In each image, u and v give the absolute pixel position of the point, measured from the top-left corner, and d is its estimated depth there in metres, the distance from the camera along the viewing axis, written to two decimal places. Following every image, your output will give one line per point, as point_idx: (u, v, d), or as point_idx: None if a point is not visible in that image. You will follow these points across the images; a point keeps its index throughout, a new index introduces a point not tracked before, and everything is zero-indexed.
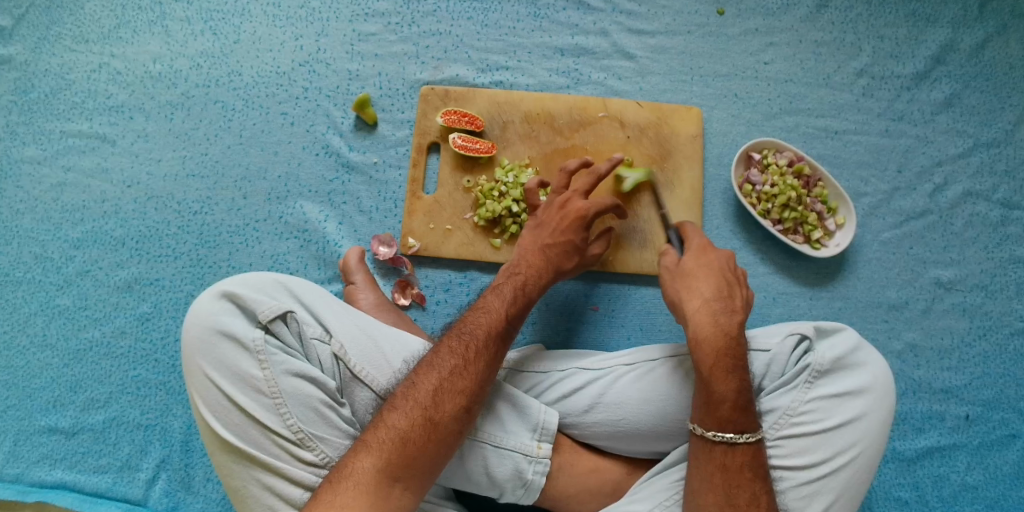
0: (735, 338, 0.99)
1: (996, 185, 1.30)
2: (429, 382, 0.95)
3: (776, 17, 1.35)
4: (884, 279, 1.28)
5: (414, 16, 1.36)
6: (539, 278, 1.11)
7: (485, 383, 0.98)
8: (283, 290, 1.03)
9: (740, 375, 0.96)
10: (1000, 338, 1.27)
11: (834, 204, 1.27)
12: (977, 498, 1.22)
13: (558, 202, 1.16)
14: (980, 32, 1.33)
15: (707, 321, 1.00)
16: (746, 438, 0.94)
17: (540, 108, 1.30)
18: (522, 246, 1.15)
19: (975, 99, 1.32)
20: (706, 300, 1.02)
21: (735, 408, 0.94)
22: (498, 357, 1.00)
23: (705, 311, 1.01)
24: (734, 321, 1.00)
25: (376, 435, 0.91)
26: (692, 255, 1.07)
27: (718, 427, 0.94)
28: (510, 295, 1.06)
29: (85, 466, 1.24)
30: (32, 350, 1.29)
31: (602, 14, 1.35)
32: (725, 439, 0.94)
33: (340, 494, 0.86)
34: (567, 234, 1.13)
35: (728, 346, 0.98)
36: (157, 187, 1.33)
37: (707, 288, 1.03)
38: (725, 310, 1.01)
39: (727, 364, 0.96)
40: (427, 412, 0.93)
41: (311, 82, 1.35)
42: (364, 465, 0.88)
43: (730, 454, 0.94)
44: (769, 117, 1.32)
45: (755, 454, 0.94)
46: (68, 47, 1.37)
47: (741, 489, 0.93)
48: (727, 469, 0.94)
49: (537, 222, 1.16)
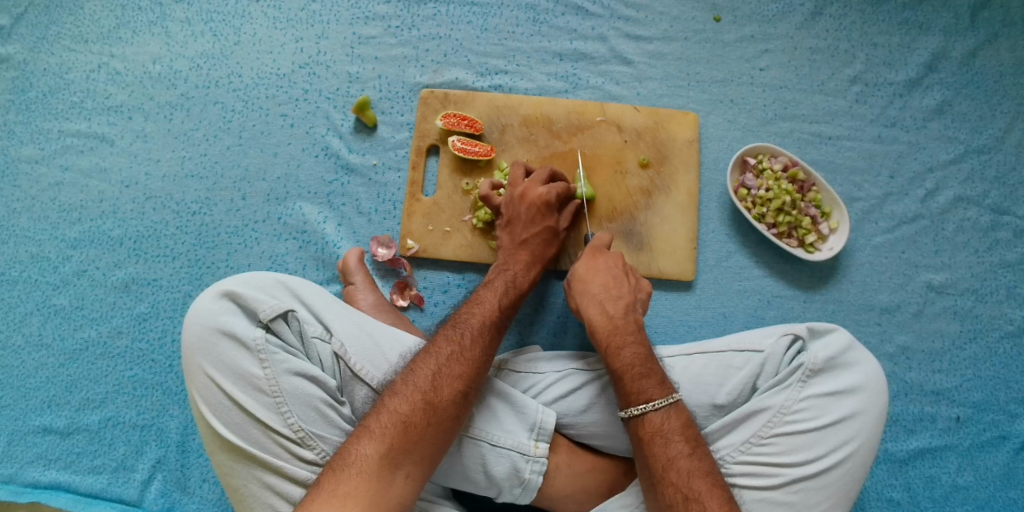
0: (620, 319, 1.08)
1: (986, 191, 1.32)
2: (428, 367, 0.98)
3: (771, 24, 1.37)
4: (876, 282, 1.30)
5: (414, 20, 1.37)
6: (526, 272, 1.15)
7: (482, 369, 1.01)
8: (284, 290, 1.04)
9: (634, 349, 1.05)
10: (991, 341, 1.29)
11: (828, 209, 1.28)
12: (968, 498, 1.24)
13: (518, 194, 1.19)
14: (971, 40, 1.36)
15: (596, 310, 1.10)
16: (652, 404, 0.98)
17: (539, 112, 1.31)
18: (501, 244, 1.20)
19: (966, 106, 1.35)
20: (593, 295, 1.11)
21: (635, 378, 1.01)
22: (494, 344, 1.04)
23: (592, 303, 1.10)
24: (619, 306, 1.10)
25: (379, 421, 0.92)
26: (584, 257, 1.16)
27: (626, 402, 1.00)
28: (501, 288, 1.11)
29: (79, 467, 1.24)
30: (28, 349, 1.28)
31: (600, 20, 1.37)
32: (634, 412, 0.99)
33: (343, 483, 0.87)
34: (539, 223, 1.18)
35: (617, 326, 1.07)
36: (156, 186, 1.33)
37: (597, 285, 1.12)
38: (610, 298, 1.10)
39: (619, 340, 1.06)
40: (427, 395, 0.95)
41: (311, 84, 1.35)
42: (367, 451, 0.89)
43: (641, 425, 0.98)
44: (764, 122, 1.34)
45: (666, 418, 0.97)
46: (67, 46, 1.37)
47: (657, 455, 0.95)
48: (643, 441, 0.97)
49: (507, 220, 1.19)
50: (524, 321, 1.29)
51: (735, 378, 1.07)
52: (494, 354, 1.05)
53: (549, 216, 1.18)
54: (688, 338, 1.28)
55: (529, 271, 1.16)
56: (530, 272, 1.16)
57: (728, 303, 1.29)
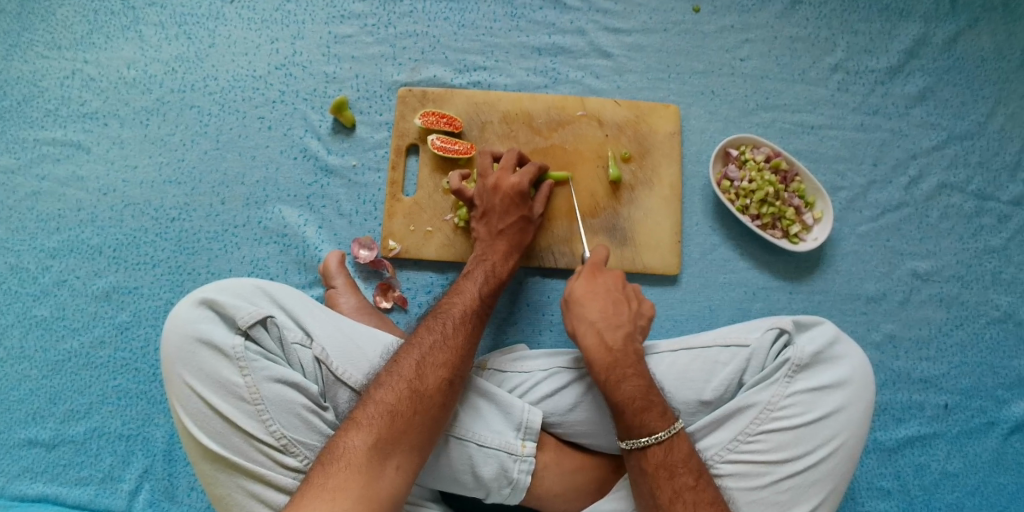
0: (619, 349, 1.04)
1: (970, 177, 1.32)
2: (411, 357, 0.99)
3: (751, 14, 1.35)
4: (862, 272, 1.29)
5: (390, 17, 1.35)
6: (505, 261, 1.16)
7: (467, 356, 1.02)
8: (262, 296, 1.03)
9: (634, 381, 1.02)
10: (977, 327, 1.29)
11: (812, 199, 1.28)
12: (958, 485, 1.24)
13: (490, 185, 1.18)
14: (952, 25, 1.35)
15: (594, 340, 1.05)
16: (655, 438, 0.97)
17: (518, 109, 1.30)
18: (477, 237, 1.20)
19: (948, 91, 1.34)
20: (592, 324, 1.07)
21: (637, 413, 0.99)
22: (477, 332, 1.05)
23: (591, 334, 1.06)
24: (619, 335, 1.06)
25: (366, 412, 0.93)
26: (581, 281, 1.11)
27: (628, 435, 0.99)
28: (481, 277, 1.12)
29: (66, 478, 1.23)
30: (10, 362, 1.27)
31: (578, 13, 1.36)
32: (637, 444, 0.99)
33: (332, 476, 0.87)
34: (514, 213, 1.18)
35: (618, 359, 1.04)
36: (134, 194, 1.31)
37: (595, 310, 1.08)
38: (609, 327, 1.06)
39: (618, 373, 1.02)
40: (412, 384, 0.96)
41: (287, 85, 1.34)
42: (355, 444, 0.90)
43: (644, 458, 0.98)
44: (746, 113, 1.33)
45: (669, 451, 0.98)
46: (40, 54, 1.35)
47: (662, 488, 0.96)
48: (647, 473, 0.98)
49: (481, 212, 1.19)
50: (509, 320, 1.28)
51: (720, 373, 1.06)
52: (478, 342, 1.06)
53: (523, 205, 1.18)
54: (674, 332, 1.27)
55: (508, 260, 1.16)
56: (509, 261, 1.16)
57: (714, 296, 1.28)
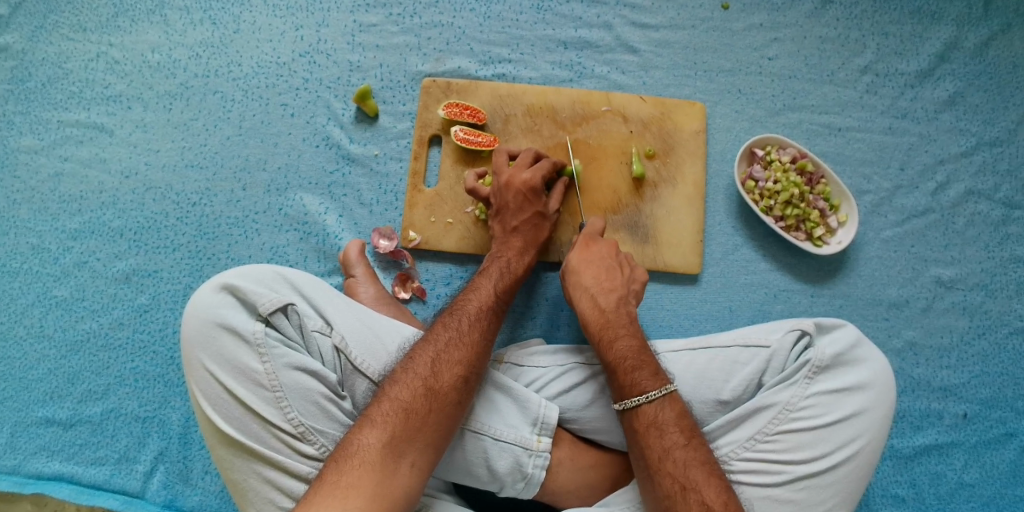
0: (612, 311, 1.07)
1: (998, 184, 1.30)
2: (426, 354, 0.98)
3: (781, 13, 1.34)
4: (884, 277, 1.28)
5: (416, 7, 1.35)
6: (520, 258, 1.15)
7: (483, 353, 1.02)
8: (283, 282, 1.03)
9: (626, 342, 1.04)
10: (1000, 337, 1.27)
11: (836, 202, 1.26)
12: (973, 496, 1.23)
13: (503, 182, 1.17)
14: (984, 30, 1.33)
15: (588, 305, 1.09)
16: (646, 397, 0.97)
17: (543, 102, 1.29)
18: (493, 235, 1.19)
19: (978, 97, 1.32)
20: (586, 288, 1.10)
21: (628, 371, 1.00)
22: (492, 330, 1.05)
23: (585, 298, 1.09)
24: (612, 298, 1.09)
25: (380, 410, 0.93)
26: (575, 251, 1.14)
27: (621, 395, 0.99)
28: (497, 273, 1.12)
29: (81, 458, 1.24)
30: (28, 341, 1.28)
31: (605, 7, 1.34)
32: (630, 404, 0.98)
33: (346, 474, 0.87)
34: (527, 210, 1.17)
35: (610, 319, 1.07)
36: (156, 177, 1.31)
37: (588, 277, 1.11)
38: (603, 290, 1.09)
39: (610, 334, 1.05)
40: (427, 381, 0.95)
41: (311, 73, 1.34)
42: (370, 442, 0.89)
43: (636, 417, 0.97)
44: (773, 113, 1.32)
45: (660, 411, 0.97)
46: (65, 36, 1.35)
47: (653, 447, 0.94)
48: (637, 433, 0.97)
49: (496, 209, 1.18)
50: (527, 315, 1.28)
51: (740, 374, 1.05)
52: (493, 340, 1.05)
53: (536, 201, 1.17)
54: (692, 332, 1.27)
55: (524, 256, 1.16)
56: (524, 257, 1.16)
57: (733, 297, 1.27)
